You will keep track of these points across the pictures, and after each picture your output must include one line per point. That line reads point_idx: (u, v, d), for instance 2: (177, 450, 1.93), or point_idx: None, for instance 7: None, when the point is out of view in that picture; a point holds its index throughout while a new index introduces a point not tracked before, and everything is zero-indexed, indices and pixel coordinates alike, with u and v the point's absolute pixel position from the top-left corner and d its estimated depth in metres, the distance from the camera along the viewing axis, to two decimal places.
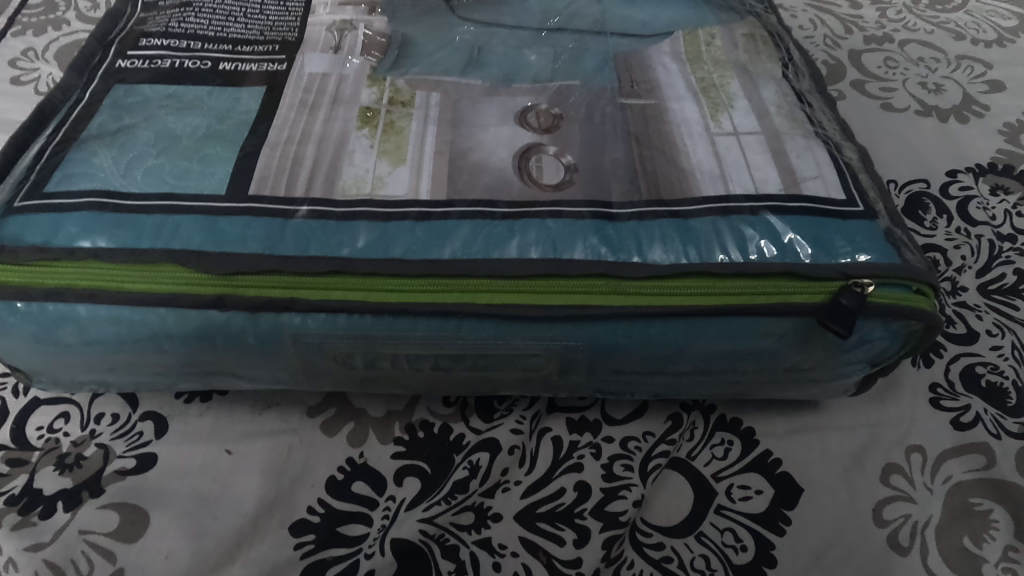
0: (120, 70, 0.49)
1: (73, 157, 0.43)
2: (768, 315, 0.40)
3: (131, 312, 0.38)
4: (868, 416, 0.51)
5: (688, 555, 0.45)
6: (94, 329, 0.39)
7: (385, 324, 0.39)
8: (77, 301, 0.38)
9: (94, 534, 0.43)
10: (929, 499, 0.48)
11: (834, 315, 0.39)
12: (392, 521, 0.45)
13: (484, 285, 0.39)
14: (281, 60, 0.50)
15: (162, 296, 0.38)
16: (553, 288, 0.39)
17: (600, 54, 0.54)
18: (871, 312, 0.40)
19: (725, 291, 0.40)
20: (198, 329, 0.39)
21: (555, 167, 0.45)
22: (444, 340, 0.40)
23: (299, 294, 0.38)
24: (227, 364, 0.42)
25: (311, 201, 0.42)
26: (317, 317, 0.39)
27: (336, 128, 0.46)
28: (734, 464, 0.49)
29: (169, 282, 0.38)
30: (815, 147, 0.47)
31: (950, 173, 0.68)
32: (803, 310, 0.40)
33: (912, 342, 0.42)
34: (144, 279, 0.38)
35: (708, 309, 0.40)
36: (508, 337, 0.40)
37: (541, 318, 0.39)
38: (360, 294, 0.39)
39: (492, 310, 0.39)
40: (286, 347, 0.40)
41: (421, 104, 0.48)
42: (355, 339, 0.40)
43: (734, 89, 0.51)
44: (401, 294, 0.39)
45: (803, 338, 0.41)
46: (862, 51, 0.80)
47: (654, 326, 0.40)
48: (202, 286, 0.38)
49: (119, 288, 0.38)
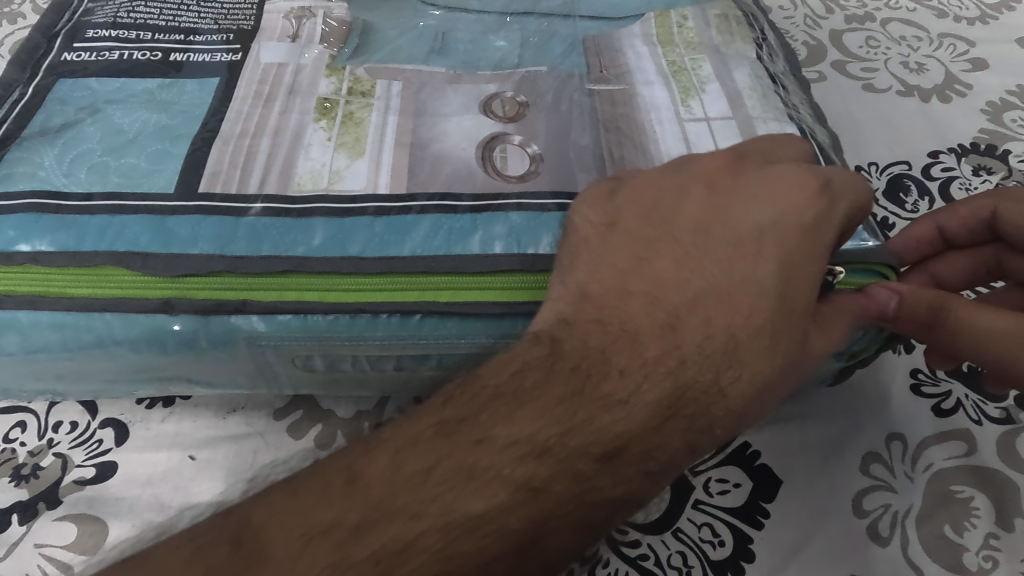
0: (65, 64, 0.47)
1: (13, 156, 0.41)
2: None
3: (74, 320, 0.37)
4: (849, 405, 0.50)
5: (665, 552, 0.44)
6: (37, 337, 0.37)
7: (343, 325, 0.38)
8: (16, 308, 0.36)
9: (50, 547, 0.42)
10: (909, 488, 0.47)
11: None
12: None
13: (443, 283, 0.38)
14: (236, 50, 0.48)
15: (107, 301, 0.36)
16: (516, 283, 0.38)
17: (569, 38, 0.52)
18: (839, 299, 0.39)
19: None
20: (147, 334, 0.37)
21: (519, 156, 0.43)
22: (406, 341, 0.38)
23: (253, 295, 0.37)
24: (181, 370, 0.39)
25: (265, 197, 0.40)
26: (271, 318, 0.37)
27: (292, 121, 0.44)
28: (711, 458, 0.48)
29: (114, 287, 0.37)
30: (787, 131, 0.45)
31: (932, 154, 0.67)
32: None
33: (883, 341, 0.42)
34: (87, 283, 0.37)
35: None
36: (473, 338, 0.38)
37: (504, 315, 0.38)
38: (315, 295, 0.37)
39: (452, 309, 0.38)
40: (241, 350, 0.38)
41: (382, 93, 0.46)
42: (314, 342, 0.38)
43: (707, 72, 0.49)
44: (359, 294, 0.37)
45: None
46: (844, 31, 0.78)
47: None
48: (149, 289, 0.37)
49: (60, 294, 0.37)
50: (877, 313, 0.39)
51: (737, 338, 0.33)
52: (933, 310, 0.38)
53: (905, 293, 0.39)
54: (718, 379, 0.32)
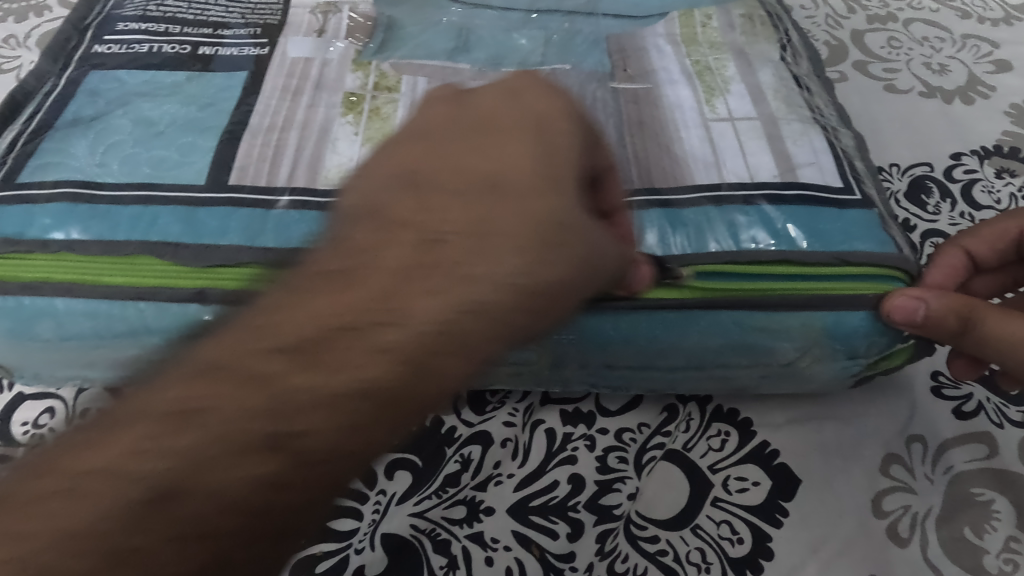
0: (96, 56, 0.48)
1: (48, 146, 0.42)
2: (759, 308, 0.39)
3: (109, 308, 0.37)
4: (869, 406, 0.50)
5: (684, 548, 0.44)
6: (71, 325, 0.38)
7: None
8: (54, 296, 0.37)
9: None
10: (929, 489, 0.47)
11: (819, 303, 0.39)
12: (382, 515, 0.45)
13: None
14: (264, 44, 0.49)
15: (140, 290, 0.37)
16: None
17: (591, 36, 0.52)
18: (862, 302, 0.39)
19: (716, 280, 0.39)
20: (176, 323, 0.37)
21: None
22: None
23: None
24: None
25: (293, 190, 0.40)
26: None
27: (320, 115, 0.45)
28: (730, 455, 0.48)
29: (149, 276, 0.37)
30: (811, 132, 0.45)
31: (954, 155, 0.67)
32: (791, 304, 0.39)
33: (912, 349, 0.42)
34: (122, 272, 0.37)
35: (688, 305, 0.39)
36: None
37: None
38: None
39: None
40: None
41: (408, 89, 0.47)
42: None
43: (731, 71, 0.49)
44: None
45: (799, 332, 0.40)
46: (865, 31, 0.78)
47: (643, 321, 0.39)
48: (181, 278, 0.37)
49: (95, 282, 0.37)
50: (905, 321, 0.38)
51: (473, 195, 0.30)
52: (964, 318, 0.38)
53: (930, 301, 0.38)
54: (493, 226, 0.29)
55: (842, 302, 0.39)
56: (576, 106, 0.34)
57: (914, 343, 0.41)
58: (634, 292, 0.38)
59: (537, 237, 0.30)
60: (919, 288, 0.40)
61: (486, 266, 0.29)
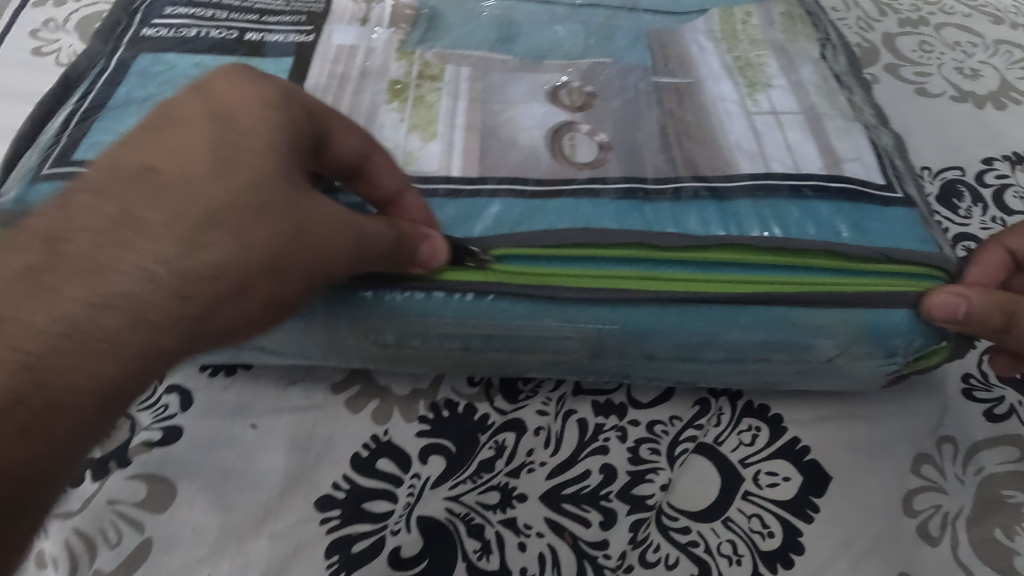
0: (145, 39, 0.48)
1: (102, 126, 0.43)
2: (801, 304, 0.39)
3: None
4: (900, 406, 0.50)
5: (715, 540, 0.45)
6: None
7: (417, 301, 0.39)
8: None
9: (123, 504, 0.44)
10: (960, 490, 0.47)
11: (864, 300, 0.39)
12: (417, 498, 0.45)
13: (513, 267, 0.39)
14: (309, 31, 0.49)
15: None
16: (584, 265, 0.39)
17: (632, 31, 0.52)
18: (904, 301, 0.39)
19: (760, 269, 0.39)
20: None
21: (588, 145, 0.44)
22: (476, 321, 0.39)
23: None
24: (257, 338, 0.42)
25: None
26: (350, 292, 0.38)
27: (366, 101, 0.45)
28: (761, 450, 0.48)
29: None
30: (854, 130, 0.45)
31: (986, 160, 0.67)
32: (835, 300, 0.39)
33: (952, 346, 0.41)
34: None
35: (734, 296, 0.39)
36: (535, 319, 0.39)
37: (574, 300, 0.39)
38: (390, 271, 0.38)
39: (524, 291, 0.39)
40: (318, 319, 0.40)
41: (452, 78, 0.47)
42: (388, 316, 0.39)
43: (772, 68, 0.49)
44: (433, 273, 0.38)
45: (839, 328, 0.40)
46: (897, 34, 0.78)
47: (687, 313, 0.39)
48: None
49: None
50: (947, 318, 0.38)
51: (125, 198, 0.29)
52: (1006, 315, 0.39)
53: (972, 298, 0.38)
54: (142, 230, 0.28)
55: (887, 298, 0.39)
56: (286, 94, 0.33)
57: (955, 341, 0.41)
58: (431, 268, 0.38)
59: (236, 225, 0.29)
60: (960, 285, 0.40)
61: (139, 259, 0.28)
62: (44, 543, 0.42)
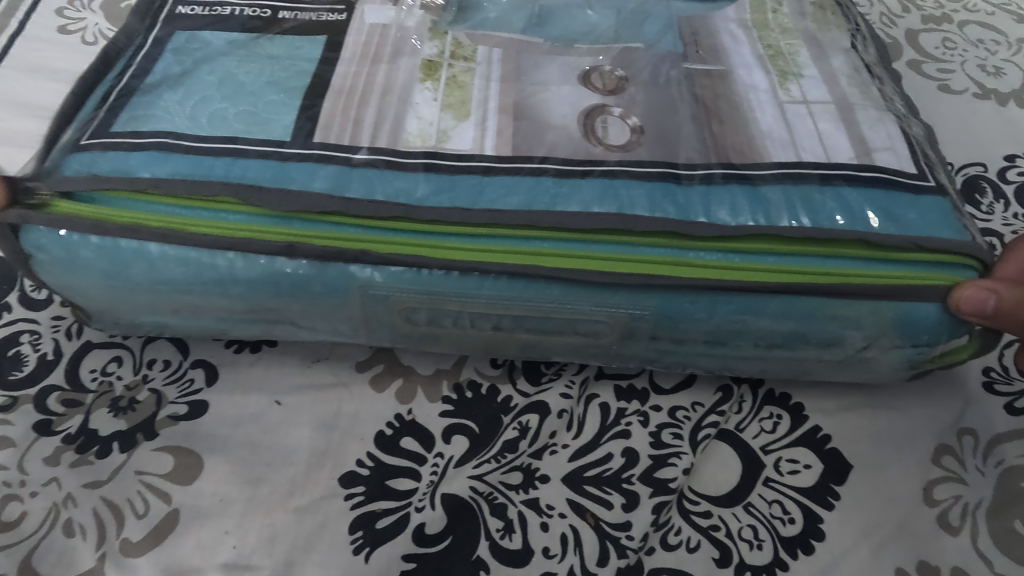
0: (180, 16, 0.48)
1: (140, 99, 0.43)
2: (834, 296, 0.39)
3: (199, 255, 0.39)
4: (921, 397, 0.50)
5: (736, 525, 0.45)
6: (165, 270, 0.39)
7: (453, 280, 0.39)
8: (148, 239, 0.38)
9: (150, 475, 0.44)
10: (980, 481, 0.47)
11: (896, 293, 0.39)
12: (441, 477, 0.45)
13: (548, 250, 0.39)
14: (340, 10, 0.49)
15: (234, 241, 0.38)
16: (617, 250, 0.39)
17: (663, 17, 0.52)
18: (936, 294, 0.39)
19: (792, 260, 0.39)
20: (264, 275, 0.39)
21: (620, 128, 0.44)
22: (509, 302, 0.40)
23: (370, 246, 0.38)
24: (288, 314, 0.42)
25: (375, 150, 0.41)
26: (386, 270, 0.39)
27: (399, 80, 0.45)
28: (783, 438, 0.49)
29: (236, 234, 0.38)
30: (886, 119, 0.46)
31: (1008, 157, 0.67)
32: (869, 292, 0.39)
33: (977, 343, 0.42)
34: (214, 225, 0.38)
35: (768, 285, 0.38)
36: (568, 300, 0.40)
37: (608, 285, 0.39)
38: (427, 251, 0.38)
39: (558, 274, 0.38)
40: (352, 298, 0.40)
41: (483, 59, 0.47)
42: (423, 295, 0.40)
43: (804, 57, 0.49)
44: (469, 254, 0.39)
45: (869, 320, 0.40)
46: (920, 31, 0.77)
47: (718, 300, 0.39)
48: (275, 233, 0.38)
49: (186, 230, 0.38)
50: (974, 312, 0.38)
51: None
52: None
53: (1002, 292, 0.38)
54: None
55: (921, 292, 0.39)
56: None
57: (979, 338, 0.41)
58: None
59: None
60: (991, 278, 0.39)
61: None
62: (74, 511, 0.43)
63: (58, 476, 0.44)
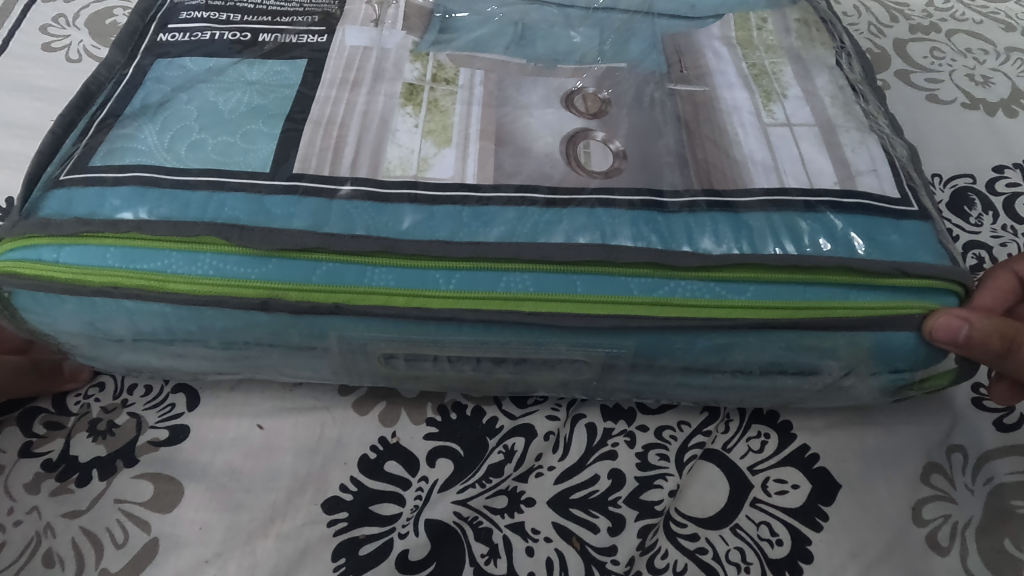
0: (161, 44, 0.48)
1: (119, 133, 0.42)
2: (817, 328, 0.39)
3: (177, 311, 0.38)
4: (909, 414, 0.50)
5: (723, 547, 0.45)
6: (143, 324, 0.39)
7: (430, 329, 0.39)
8: (122, 298, 0.38)
9: (129, 503, 0.44)
10: (969, 499, 0.47)
11: (882, 322, 0.39)
12: (425, 502, 0.45)
13: (532, 292, 0.38)
14: (321, 32, 0.49)
15: (205, 299, 0.37)
16: (599, 287, 0.38)
17: (648, 36, 0.52)
18: (915, 325, 0.39)
19: (775, 291, 0.39)
20: (243, 324, 0.39)
21: (603, 153, 0.44)
22: (488, 345, 0.40)
23: (345, 298, 0.37)
24: (269, 356, 0.42)
25: (356, 179, 0.41)
26: (366, 321, 0.38)
27: (380, 105, 0.45)
28: (770, 457, 0.48)
29: (211, 286, 0.37)
30: (869, 141, 0.45)
31: (997, 168, 0.66)
32: (851, 324, 0.38)
33: (957, 371, 0.42)
34: (183, 280, 0.37)
35: (751, 322, 0.38)
36: (548, 334, 0.39)
37: (584, 327, 0.38)
38: (402, 299, 0.38)
39: (537, 318, 0.38)
40: (332, 345, 0.40)
41: (465, 82, 0.47)
42: (399, 342, 0.40)
43: (788, 77, 0.49)
44: (448, 301, 0.38)
45: (845, 350, 0.40)
46: (908, 40, 0.77)
47: (696, 337, 0.39)
48: (245, 289, 0.37)
49: (160, 290, 0.37)
50: (948, 340, 0.38)
51: None
52: (1008, 340, 0.38)
53: (975, 321, 0.37)
54: None
55: (906, 322, 0.39)
56: None
57: (961, 367, 0.41)
58: None
59: None
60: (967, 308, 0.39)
61: None
62: (53, 541, 0.42)
63: (37, 505, 0.43)
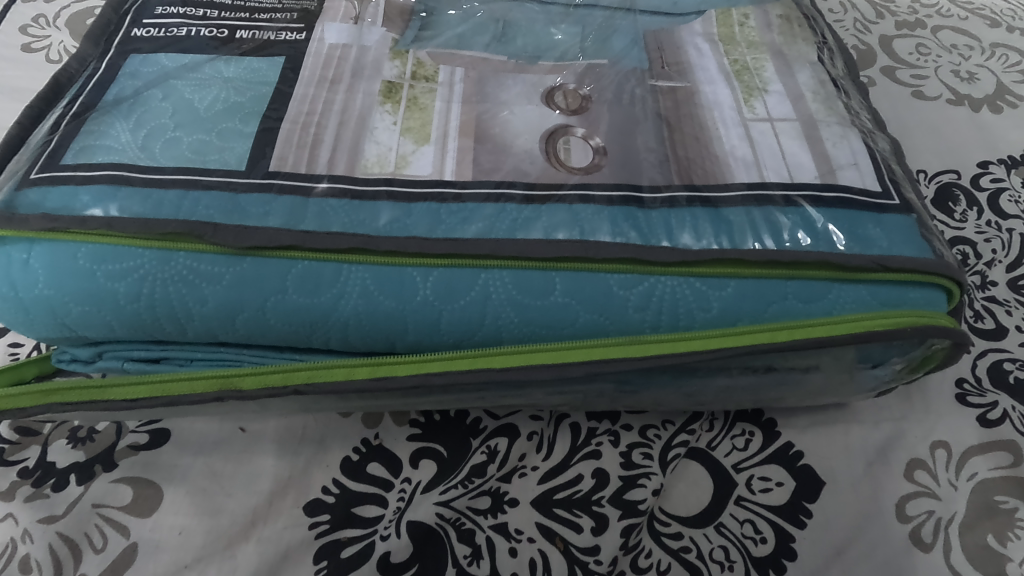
0: (134, 40, 0.48)
1: (92, 129, 0.42)
2: (807, 348, 0.38)
3: (154, 310, 0.38)
4: (892, 411, 0.50)
5: (707, 546, 0.45)
6: (113, 321, 0.39)
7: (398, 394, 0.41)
8: (98, 298, 0.38)
9: (108, 508, 0.43)
10: (953, 495, 0.47)
11: (874, 334, 0.38)
12: (407, 503, 0.45)
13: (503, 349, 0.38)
14: (300, 29, 0.49)
15: (184, 299, 0.38)
16: (578, 289, 0.38)
17: (630, 33, 0.52)
18: (906, 335, 0.38)
19: (748, 314, 0.39)
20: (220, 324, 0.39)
21: (583, 149, 0.44)
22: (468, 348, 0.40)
23: (302, 381, 0.38)
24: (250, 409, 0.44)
25: (332, 177, 0.41)
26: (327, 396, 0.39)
27: (358, 103, 0.45)
28: (754, 455, 0.48)
29: (190, 285, 0.38)
30: (850, 135, 0.45)
31: (982, 164, 0.66)
32: (838, 340, 0.38)
33: (940, 359, 0.42)
34: (161, 279, 0.38)
35: (732, 343, 0.37)
36: (528, 341, 0.39)
37: (562, 342, 0.38)
38: (366, 371, 0.38)
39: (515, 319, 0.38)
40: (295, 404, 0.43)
41: (445, 79, 0.47)
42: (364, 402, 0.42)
43: (769, 72, 0.49)
44: (417, 366, 0.38)
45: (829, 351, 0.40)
46: (893, 37, 0.77)
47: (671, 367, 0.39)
48: (207, 382, 0.38)
49: (138, 291, 0.38)
50: None
51: None
52: None
53: None
54: None
55: (895, 330, 0.38)
56: None
57: (946, 355, 0.41)
58: None
59: None
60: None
61: None
62: (30, 547, 0.42)
63: (12, 512, 0.43)
